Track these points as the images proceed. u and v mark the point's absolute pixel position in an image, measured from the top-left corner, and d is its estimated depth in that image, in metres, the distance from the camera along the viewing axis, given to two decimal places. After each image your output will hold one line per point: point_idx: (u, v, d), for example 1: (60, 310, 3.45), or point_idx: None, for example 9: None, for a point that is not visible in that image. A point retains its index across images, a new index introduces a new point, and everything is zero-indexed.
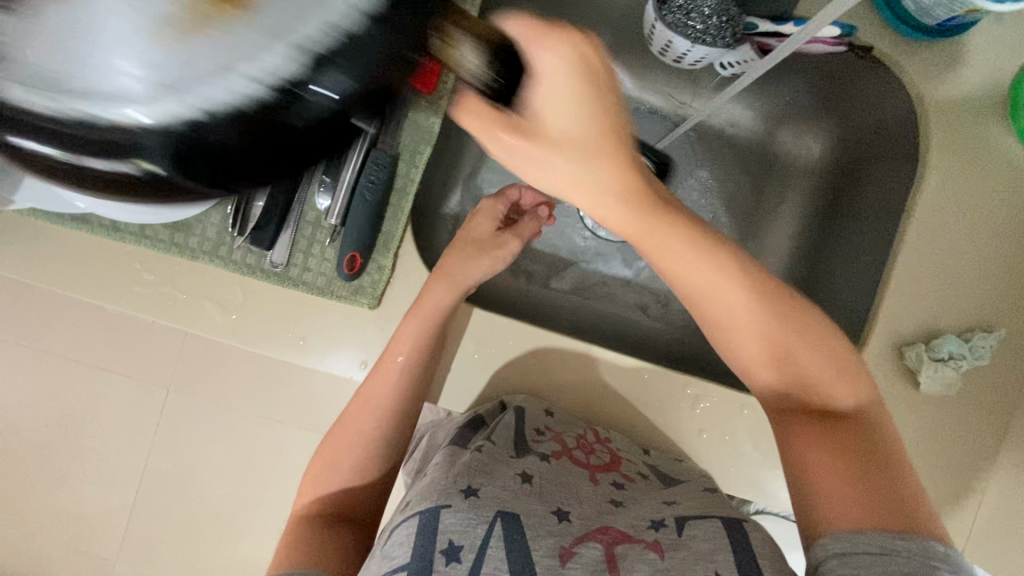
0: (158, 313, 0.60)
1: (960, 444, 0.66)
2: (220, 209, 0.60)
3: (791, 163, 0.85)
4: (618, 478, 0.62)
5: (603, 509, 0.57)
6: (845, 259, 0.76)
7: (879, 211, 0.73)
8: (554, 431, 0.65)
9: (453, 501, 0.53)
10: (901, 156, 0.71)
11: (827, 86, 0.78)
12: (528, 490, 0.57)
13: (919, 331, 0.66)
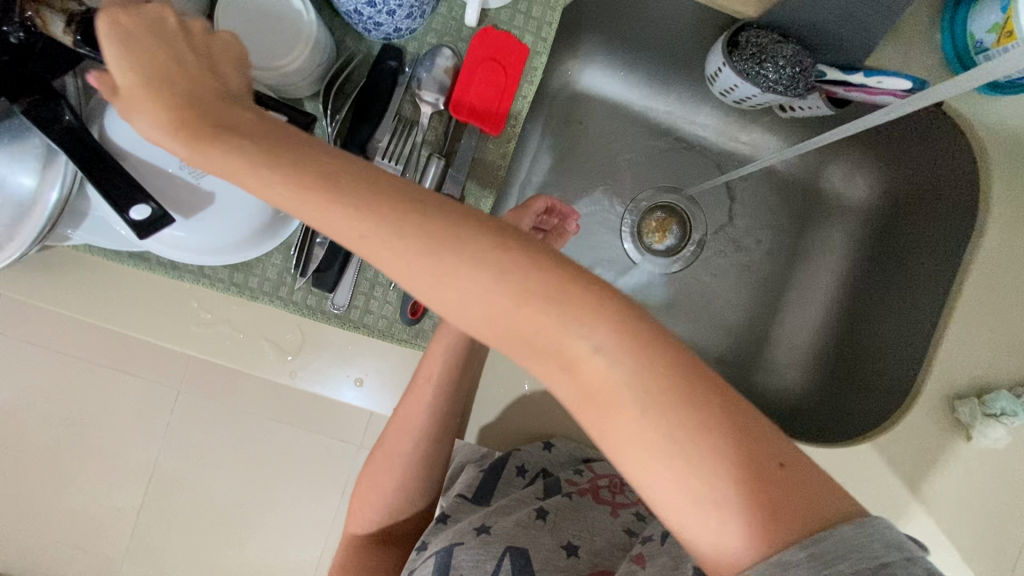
0: (215, 353, 0.59)
1: (1003, 497, 0.66)
2: (283, 249, 0.59)
3: (838, 201, 0.85)
4: (638, 510, 0.65)
5: (615, 542, 0.59)
6: (895, 303, 0.77)
7: (932, 259, 0.73)
8: (591, 471, 0.68)
9: (465, 539, 0.55)
10: (957, 207, 0.71)
11: (884, 131, 0.77)
12: (540, 524, 0.58)
13: (970, 385, 0.67)
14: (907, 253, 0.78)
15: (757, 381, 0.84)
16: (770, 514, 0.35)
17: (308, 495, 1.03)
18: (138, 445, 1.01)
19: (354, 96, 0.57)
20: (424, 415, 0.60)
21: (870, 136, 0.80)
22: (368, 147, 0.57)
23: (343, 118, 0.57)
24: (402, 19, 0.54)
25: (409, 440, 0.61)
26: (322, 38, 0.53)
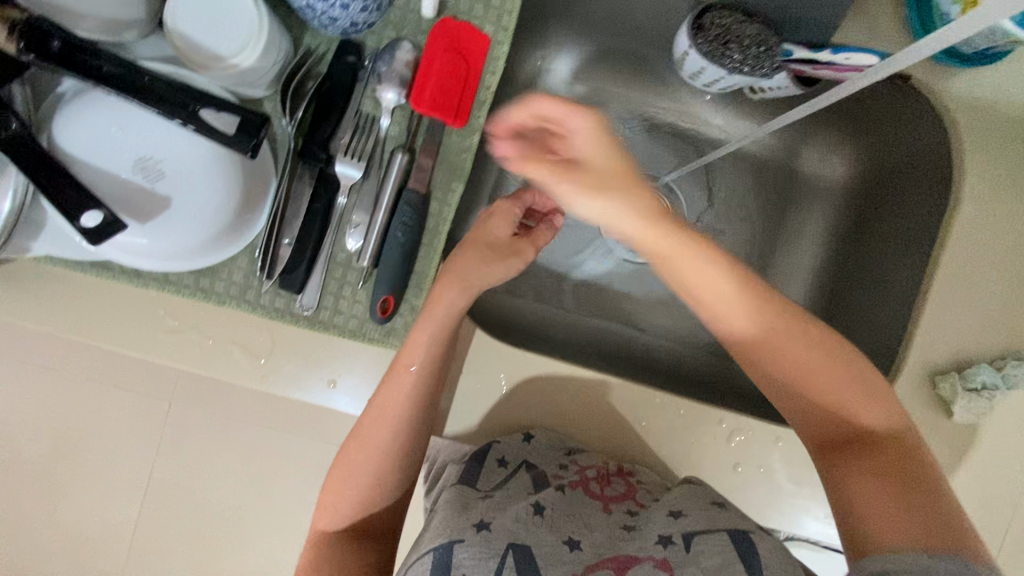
0: (185, 361, 0.59)
1: (988, 471, 0.66)
2: (248, 253, 0.57)
3: (815, 183, 0.84)
4: (632, 505, 0.63)
5: (616, 536, 0.58)
6: (873, 281, 0.76)
7: (908, 236, 0.72)
8: (578, 463, 0.67)
9: (466, 535, 0.55)
10: (930, 180, 0.70)
11: (857, 107, 0.76)
12: (539, 520, 0.58)
13: (950, 360, 0.67)
14: (884, 231, 0.77)
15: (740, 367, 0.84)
16: (928, 515, 0.44)
17: (298, 500, 1.02)
18: (123, 459, 1.00)
19: (312, 93, 0.56)
20: (403, 407, 0.57)
21: (844, 115, 0.79)
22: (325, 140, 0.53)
23: (301, 116, 0.56)
24: (357, 13, 0.53)
25: (386, 430, 0.58)
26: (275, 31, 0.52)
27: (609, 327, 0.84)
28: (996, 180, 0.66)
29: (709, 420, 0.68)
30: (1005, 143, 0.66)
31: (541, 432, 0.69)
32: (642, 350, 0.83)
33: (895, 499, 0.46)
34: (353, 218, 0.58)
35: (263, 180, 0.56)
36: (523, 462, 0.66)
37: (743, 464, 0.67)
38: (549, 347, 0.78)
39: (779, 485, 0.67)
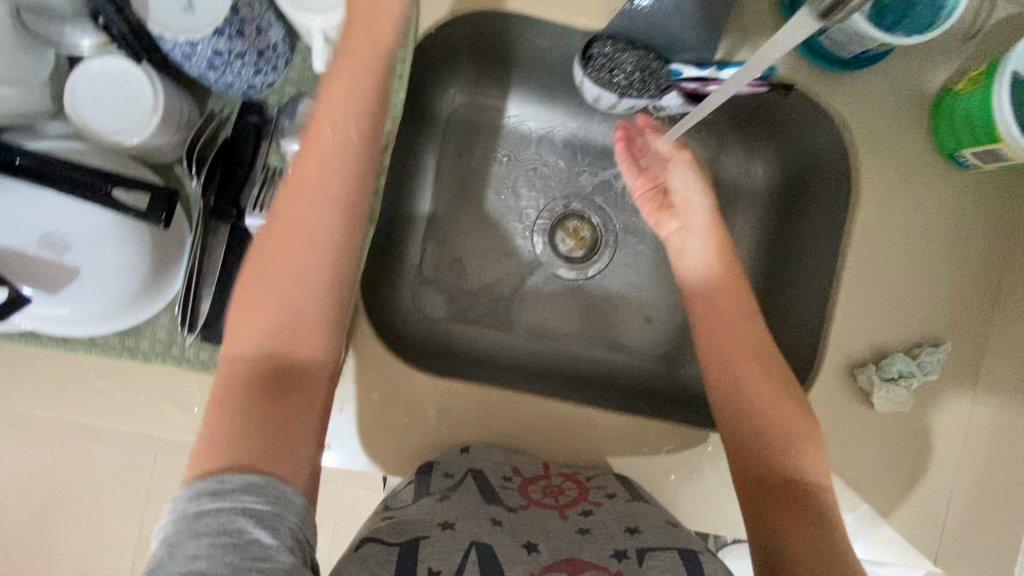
0: (115, 419, 0.60)
1: (907, 452, 0.69)
2: (169, 310, 0.60)
3: (739, 188, 0.85)
4: (586, 506, 0.64)
5: (571, 540, 0.59)
6: (798, 281, 0.77)
7: (824, 234, 0.74)
8: (521, 474, 0.66)
9: (431, 533, 0.55)
10: (838, 178, 0.73)
11: (767, 113, 0.78)
12: (497, 528, 0.58)
13: (869, 352, 0.68)
14: (804, 231, 0.78)
15: (682, 375, 0.85)
16: (824, 535, 0.53)
17: None
18: None
19: (218, 152, 0.59)
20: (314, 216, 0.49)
21: (755, 122, 0.81)
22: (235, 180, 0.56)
23: (208, 174, 0.59)
24: (251, 77, 0.56)
25: (307, 224, 0.48)
26: (175, 100, 0.56)
27: (547, 348, 0.85)
28: (894, 175, 0.69)
29: (640, 432, 0.69)
30: (898, 137, 0.69)
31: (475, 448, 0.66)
32: (586, 368, 0.84)
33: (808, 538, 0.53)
34: None
35: (176, 236, 0.59)
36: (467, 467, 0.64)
37: (675, 472, 0.69)
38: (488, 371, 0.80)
39: (714, 487, 0.69)
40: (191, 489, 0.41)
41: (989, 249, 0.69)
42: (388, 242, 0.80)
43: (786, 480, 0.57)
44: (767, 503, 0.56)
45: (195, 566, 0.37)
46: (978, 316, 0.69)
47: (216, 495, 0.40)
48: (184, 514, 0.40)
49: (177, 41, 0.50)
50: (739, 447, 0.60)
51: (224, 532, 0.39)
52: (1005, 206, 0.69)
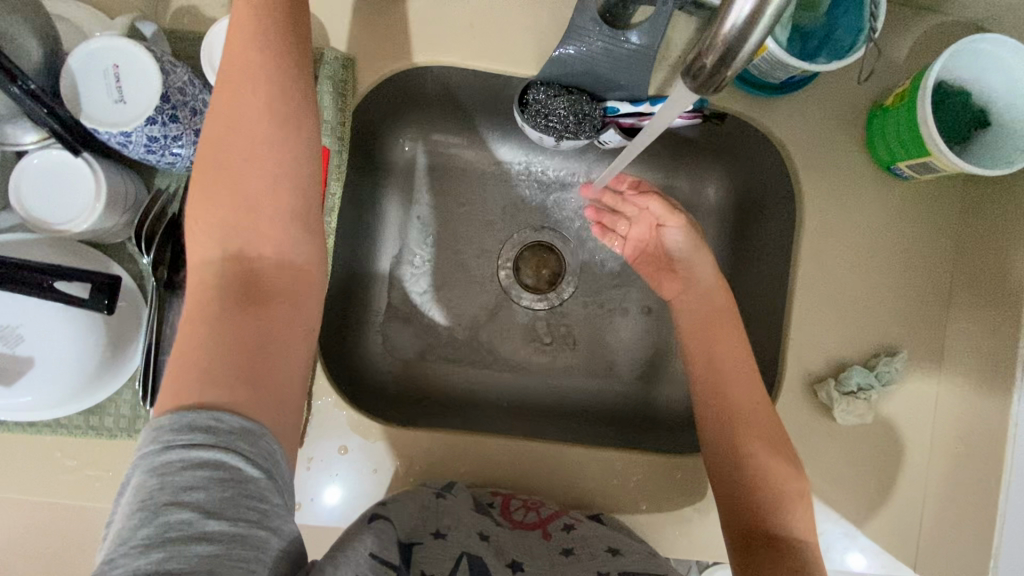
0: (86, 497, 0.61)
1: (876, 463, 0.69)
2: (131, 385, 0.61)
3: (694, 209, 0.86)
4: (568, 521, 0.64)
5: (556, 563, 0.59)
6: (751, 299, 0.79)
7: (775, 253, 0.76)
8: (502, 494, 0.67)
9: (424, 540, 0.58)
10: (782, 199, 0.74)
11: (715, 136, 0.78)
12: (485, 544, 0.59)
13: (828, 366, 0.69)
14: (755, 249, 0.80)
15: (656, 401, 0.85)
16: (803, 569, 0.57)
17: None
18: None
19: (168, 228, 0.61)
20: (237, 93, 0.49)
21: (705, 145, 0.81)
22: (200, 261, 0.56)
23: (159, 250, 0.60)
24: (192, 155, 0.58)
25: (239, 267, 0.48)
26: (119, 183, 0.57)
27: (518, 383, 0.85)
28: (835, 189, 0.70)
29: (609, 464, 0.70)
30: (835, 152, 0.70)
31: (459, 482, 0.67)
32: (561, 400, 0.85)
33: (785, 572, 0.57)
34: None
35: (133, 316, 0.60)
36: (456, 482, 0.66)
37: (647, 502, 0.69)
38: (458, 410, 0.81)
39: (687, 513, 0.69)
40: (174, 428, 0.40)
41: (934, 255, 0.70)
42: (352, 291, 0.82)
43: (772, 534, 0.60)
44: (754, 545, 0.60)
45: (190, 502, 0.38)
46: (932, 322, 0.70)
47: (208, 433, 0.41)
48: (165, 441, 0.40)
49: (111, 132, 0.52)
50: (736, 485, 0.63)
51: (209, 465, 0.40)
52: (944, 213, 0.71)
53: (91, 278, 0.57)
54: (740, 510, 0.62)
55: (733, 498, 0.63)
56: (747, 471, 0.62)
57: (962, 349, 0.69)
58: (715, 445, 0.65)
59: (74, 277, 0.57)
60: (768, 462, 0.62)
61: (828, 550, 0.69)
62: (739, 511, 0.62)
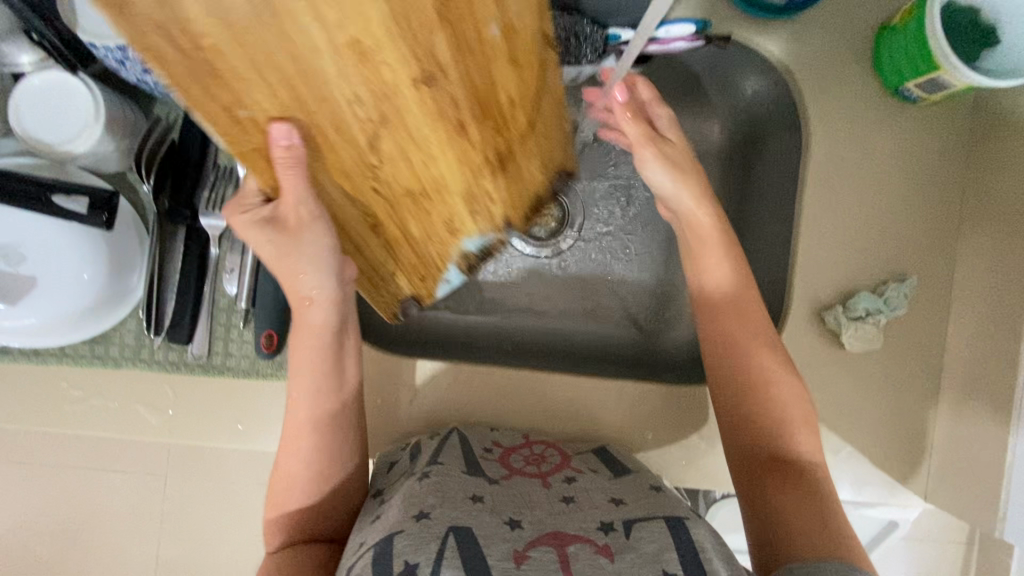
0: (93, 425, 0.61)
1: (886, 392, 0.68)
2: (135, 315, 0.61)
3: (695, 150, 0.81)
4: (569, 473, 0.62)
5: (555, 510, 0.56)
6: (757, 238, 0.75)
7: (779, 185, 0.74)
8: (502, 446, 0.66)
9: (404, 526, 0.50)
10: (784, 127, 0.73)
11: (711, 67, 0.76)
12: (478, 505, 0.55)
13: (835, 294, 0.68)
14: (761, 186, 0.76)
15: (662, 341, 0.84)
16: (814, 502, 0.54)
17: None
18: None
19: (166, 156, 0.61)
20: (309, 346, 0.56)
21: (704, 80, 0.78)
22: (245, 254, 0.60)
23: (159, 179, 0.60)
24: None
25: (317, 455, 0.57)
26: (118, 108, 0.58)
27: (522, 327, 0.85)
28: (841, 109, 0.69)
29: (615, 395, 0.69)
30: (840, 74, 0.69)
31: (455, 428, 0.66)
32: (564, 344, 0.84)
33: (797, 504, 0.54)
34: (227, 264, 0.62)
35: (133, 242, 0.60)
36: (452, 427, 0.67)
37: (652, 431, 0.69)
38: (463, 352, 0.81)
39: (694, 443, 0.69)
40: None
41: (941, 177, 0.69)
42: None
43: (777, 454, 0.58)
44: (758, 474, 0.58)
45: None
46: (940, 247, 0.69)
47: None
48: None
49: (108, 47, 0.51)
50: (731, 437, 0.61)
51: None
52: (951, 135, 0.69)
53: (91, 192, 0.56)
54: (749, 442, 0.60)
55: (732, 442, 0.61)
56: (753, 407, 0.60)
57: (973, 274, 0.67)
58: (716, 369, 0.63)
59: (75, 191, 0.56)
60: (784, 393, 0.60)
61: (837, 479, 0.68)
62: (749, 442, 0.60)
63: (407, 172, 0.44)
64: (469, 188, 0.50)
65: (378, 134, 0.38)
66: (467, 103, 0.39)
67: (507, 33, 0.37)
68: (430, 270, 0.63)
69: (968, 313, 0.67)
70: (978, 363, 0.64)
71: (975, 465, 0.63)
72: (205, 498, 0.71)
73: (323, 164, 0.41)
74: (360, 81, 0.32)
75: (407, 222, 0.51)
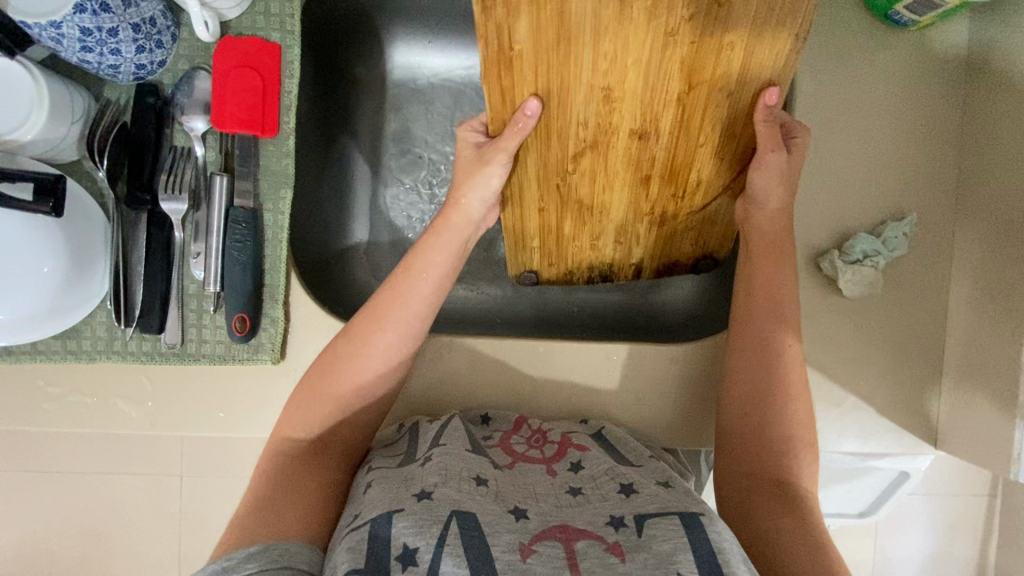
0: (73, 422, 0.61)
1: (891, 339, 0.65)
2: (105, 307, 0.60)
3: None
4: (575, 458, 0.57)
5: (562, 503, 0.50)
6: None
7: None
8: (503, 436, 0.61)
9: (405, 505, 0.46)
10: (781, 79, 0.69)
11: None
12: (482, 489, 0.50)
13: (831, 239, 0.65)
14: None
15: (656, 304, 0.81)
16: (811, 517, 0.51)
17: None
18: None
19: (119, 139, 0.59)
20: (392, 326, 0.56)
21: None
22: (235, 254, 0.59)
23: (115, 164, 0.59)
24: (135, 55, 0.56)
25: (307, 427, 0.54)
26: (63, 92, 0.56)
27: (517, 299, 0.82)
28: (828, 41, 0.65)
29: (606, 362, 0.66)
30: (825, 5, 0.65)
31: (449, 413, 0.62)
32: (557, 312, 0.82)
33: (792, 514, 0.51)
34: (193, 249, 0.60)
35: (93, 231, 0.58)
36: (452, 413, 0.62)
37: (645, 394, 0.66)
38: (451, 327, 0.79)
39: (690, 404, 0.66)
40: (216, 559, 0.45)
41: (937, 108, 0.65)
42: (330, 227, 0.76)
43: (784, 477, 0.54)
44: (754, 484, 0.55)
45: None
46: (939, 182, 0.65)
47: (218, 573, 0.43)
48: None
49: (41, 25, 0.49)
50: (737, 444, 0.58)
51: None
52: (943, 61, 0.65)
53: (44, 184, 0.50)
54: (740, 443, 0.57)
55: (730, 457, 0.58)
56: (759, 389, 0.57)
57: (978, 206, 0.63)
58: None
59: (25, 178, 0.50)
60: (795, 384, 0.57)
61: (842, 431, 0.66)
62: (744, 435, 0.57)
63: (586, 181, 0.57)
64: (631, 200, 0.59)
65: (588, 139, 0.52)
66: (657, 141, 0.53)
67: (712, 108, 0.50)
68: (562, 259, 0.68)
69: (974, 248, 0.63)
70: (984, 301, 0.61)
71: (989, 407, 0.60)
72: (194, 490, 0.68)
73: (543, 128, 0.52)
74: (596, 112, 0.50)
75: (568, 210, 0.60)
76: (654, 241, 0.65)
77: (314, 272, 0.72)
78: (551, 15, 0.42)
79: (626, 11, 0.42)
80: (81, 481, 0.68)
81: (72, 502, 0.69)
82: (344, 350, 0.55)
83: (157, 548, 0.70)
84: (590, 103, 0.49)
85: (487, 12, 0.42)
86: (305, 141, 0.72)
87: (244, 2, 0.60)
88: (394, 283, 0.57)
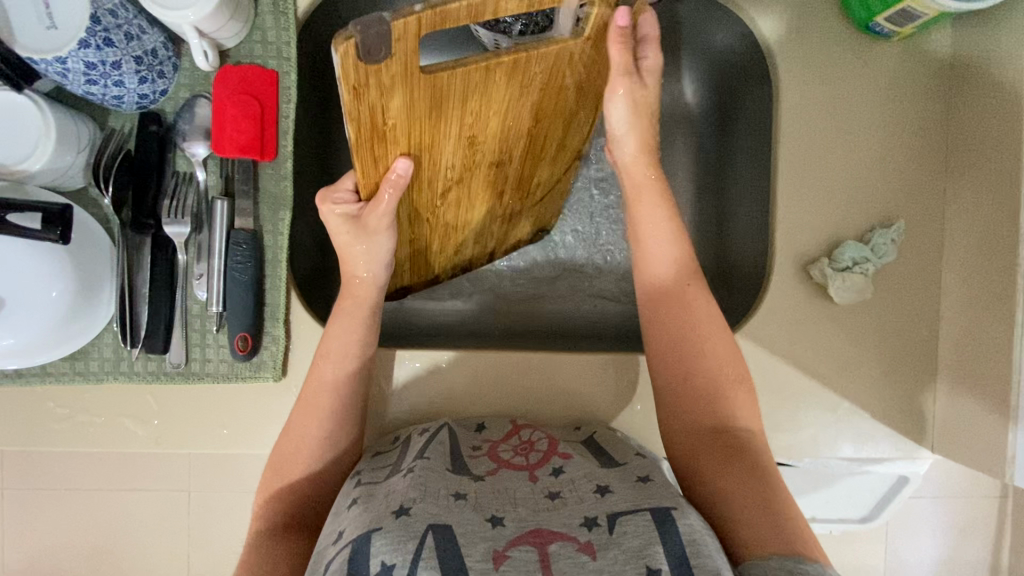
0: (81, 442, 0.62)
1: (884, 344, 0.66)
2: (111, 328, 0.62)
3: (678, 111, 0.81)
4: (558, 465, 0.57)
5: (540, 508, 0.50)
6: (742, 203, 0.74)
7: (754, 147, 0.72)
8: (492, 441, 0.62)
9: (384, 524, 0.46)
10: (759, 85, 0.71)
11: (684, 31, 0.76)
12: (461, 502, 0.50)
13: (820, 246, 0.66)
14: (738, 152, 0.75)
15: None
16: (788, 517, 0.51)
17: None
18: None
19: (124, 165, 0.61)
20: (338, 371, 0.58)
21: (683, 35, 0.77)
22: (227, 284, 0.61)
23: (120, 190, 0.61)
24: (138, 85, 0.58)
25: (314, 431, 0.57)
26: (70, 122, 0.58)
27: (518, 310, 0.83)
28: (812, 54, 0.67)
29: (600, 371, 0.68)
30: (809, 18, 0.67)
31: (443, 420, 0.65)
32: (556, 324, 0.83)
33: None
34: (196, 271, 0.62)
35: (99, 256, 0.60)
36: (442, 421, 0.64)
37: (641, 402, 0.67)
38: (451, 340, 0.81)
39: None
40: None
41: (922, 115, 0.66)
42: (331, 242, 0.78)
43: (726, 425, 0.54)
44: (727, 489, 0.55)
45: None
46: (927, 187, 0.66)
47: None
48: None
49: (47, 60, 0.51)
50: (676, 400, 0.56)
51: None
52: (927, 70, 0.66)
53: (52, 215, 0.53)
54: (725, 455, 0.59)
55: (675, 412, 0.56)
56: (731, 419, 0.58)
57: (963, 211, 0.64)
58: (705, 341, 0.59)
59: (33, 207, 0.53)
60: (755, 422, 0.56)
61: (839, 436, 0.66)
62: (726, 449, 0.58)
63: (453, 207, 0.62)
64: (488, 210, 0.66)
65: (455, 175, 0.56)
66: (510, 167, 0.59)
67: (579, 109, 0.57)
68: (425, 268, 0.73)
69: (963, 252, 0.64)
70: (974, 305, 0.62)
71: (984, 409, 0.60)
72: (201, 504, 0.70)
73: (414, 178, 0.54)
74: (461, 157, 0.54)
75: (434, 232, 0.65)
76: (502, 234, 0.73)
77: (313, 289, 0.74)
78: (423, 91, 0.44)
79: (489, 81, 0.46)
80: (90, 498, 0.69)
81: (80, 519, 0.70)
82: (309, 397, 0.58)
83: (166, 563, 0.71)
84: (455, 151, 0.53)
85: (359, 96, 0.42)
86: (304, 159, 0.74)
87: (241, 31, 0.62)
88: (314, 368, 0.59)
